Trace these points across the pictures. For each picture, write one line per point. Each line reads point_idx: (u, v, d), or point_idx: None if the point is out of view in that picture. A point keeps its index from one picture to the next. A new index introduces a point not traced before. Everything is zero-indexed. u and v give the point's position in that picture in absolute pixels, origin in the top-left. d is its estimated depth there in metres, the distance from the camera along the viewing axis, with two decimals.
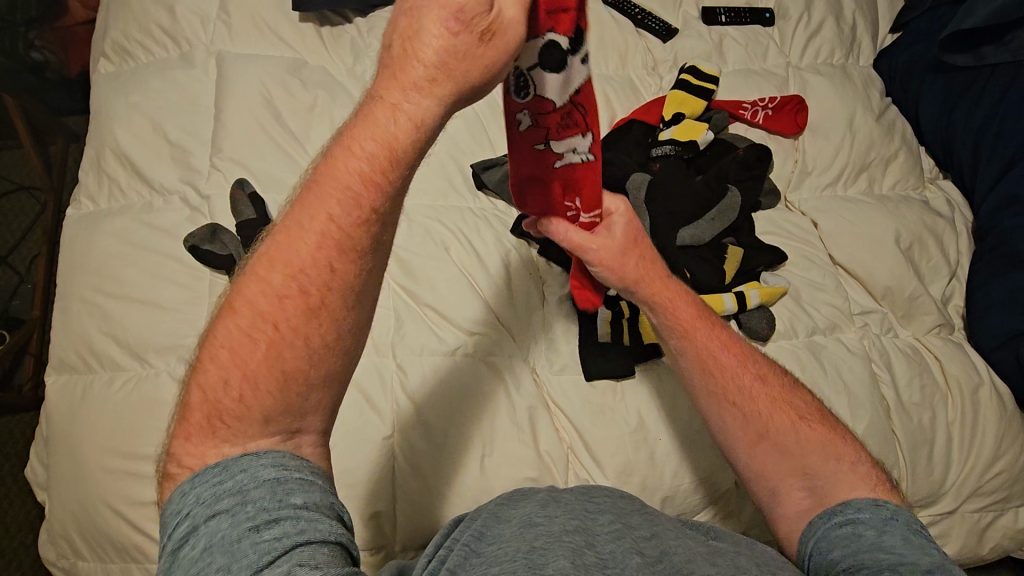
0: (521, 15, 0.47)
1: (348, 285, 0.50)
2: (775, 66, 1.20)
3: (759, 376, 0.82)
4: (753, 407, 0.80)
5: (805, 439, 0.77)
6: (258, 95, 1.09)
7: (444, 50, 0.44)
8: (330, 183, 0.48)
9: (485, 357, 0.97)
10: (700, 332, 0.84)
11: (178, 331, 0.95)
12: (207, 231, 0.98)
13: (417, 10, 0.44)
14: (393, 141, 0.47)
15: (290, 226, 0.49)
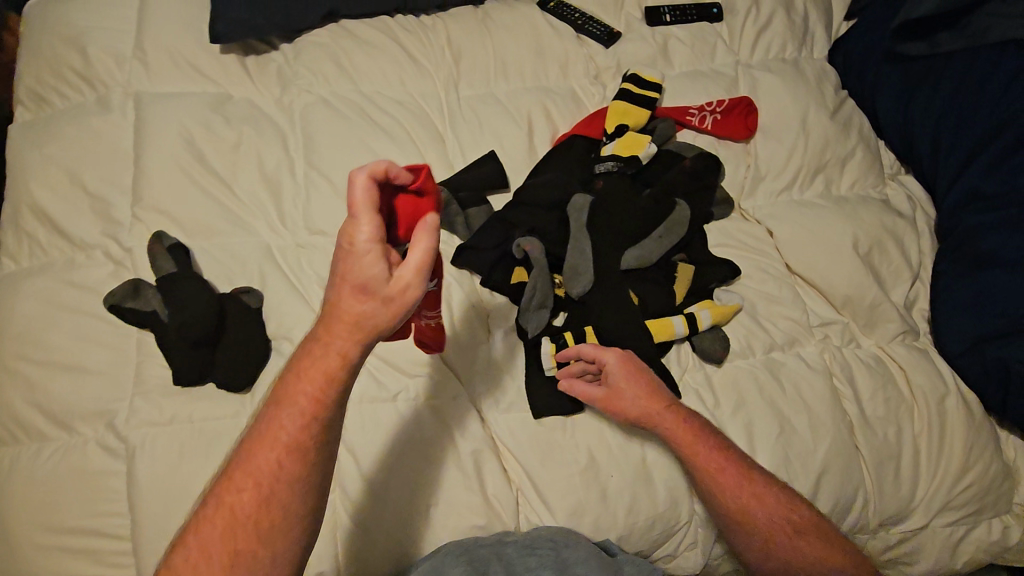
0: (417, 274, 0.58)
1: (298, 478, 0.61)
2: (723, 66, 1.14)
3: (755, 493, 0.83)
4: (748, 518, 0.83)
5: (801, 554, 0.81)
6: (179, 139, 1.05)
7: (359, 315, 0.58)
8: (286, 400, 0.61)
9: (428, 400, 0.93)
10: (700, 455, 0.85)
11: (106, 396, 0.92)
12: (129, 287, 0.94)
13: (342, 290, 0.58)
14: (331, 367, 0.60)
15: (255, 436, 0.62)
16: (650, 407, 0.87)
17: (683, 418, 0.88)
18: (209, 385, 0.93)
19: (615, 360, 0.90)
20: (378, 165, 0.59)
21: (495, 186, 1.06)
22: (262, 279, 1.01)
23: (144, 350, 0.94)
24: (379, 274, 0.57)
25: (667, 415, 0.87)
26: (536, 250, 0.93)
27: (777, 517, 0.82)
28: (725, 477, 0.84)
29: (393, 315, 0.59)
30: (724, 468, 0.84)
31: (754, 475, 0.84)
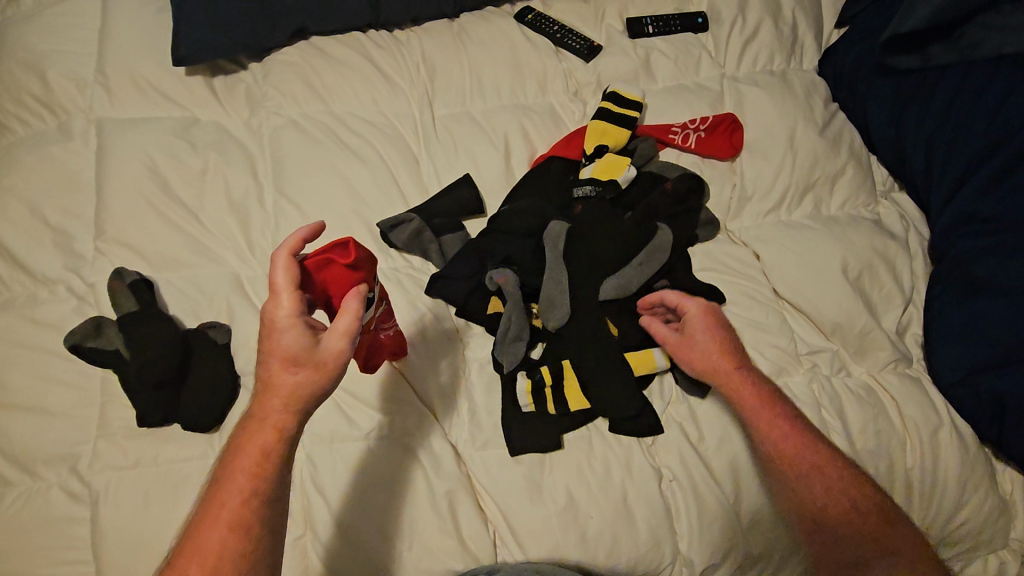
0: (342, 341, 0.66)
1: (244, 556, 0.62)
2: (708, 79, 1.09)
3: (818, 465, 0.80)
4: (806, 488, 0.80)
5: (853, 530, 0.77)
6: (142, 167, 1.01)
7: (293, 384, 0.65)
8: (228, 479, 0.64)
9: (401, 438, 0.90)
10: (763, 418, 0.83)
11: (69, 439, 0.89)
12: (90, 326, 0.91)
13: (274, 365, 0.65)
14: (269, 439, 0.65)
15: (199, 520, 0.63)
16: (717, 361, 0.86)
17: (753, 380, 0.86)
18: (174, 426, 0.91)
19: (695, 312, 0.89)
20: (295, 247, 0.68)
21: (470, 211, 1.02)
22: (229, 312, 0.97)
23: (109, 391, 0.92)
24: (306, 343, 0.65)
25: (734, 371, 0.85)
26: (511, 282, 0.90)
27: (837, 492, 0.79)
28: (789, 445, 0.81)
29: (325, 380, 0.66)
30: (790, 433, 0.82)
31: (821, 447, 0.82)
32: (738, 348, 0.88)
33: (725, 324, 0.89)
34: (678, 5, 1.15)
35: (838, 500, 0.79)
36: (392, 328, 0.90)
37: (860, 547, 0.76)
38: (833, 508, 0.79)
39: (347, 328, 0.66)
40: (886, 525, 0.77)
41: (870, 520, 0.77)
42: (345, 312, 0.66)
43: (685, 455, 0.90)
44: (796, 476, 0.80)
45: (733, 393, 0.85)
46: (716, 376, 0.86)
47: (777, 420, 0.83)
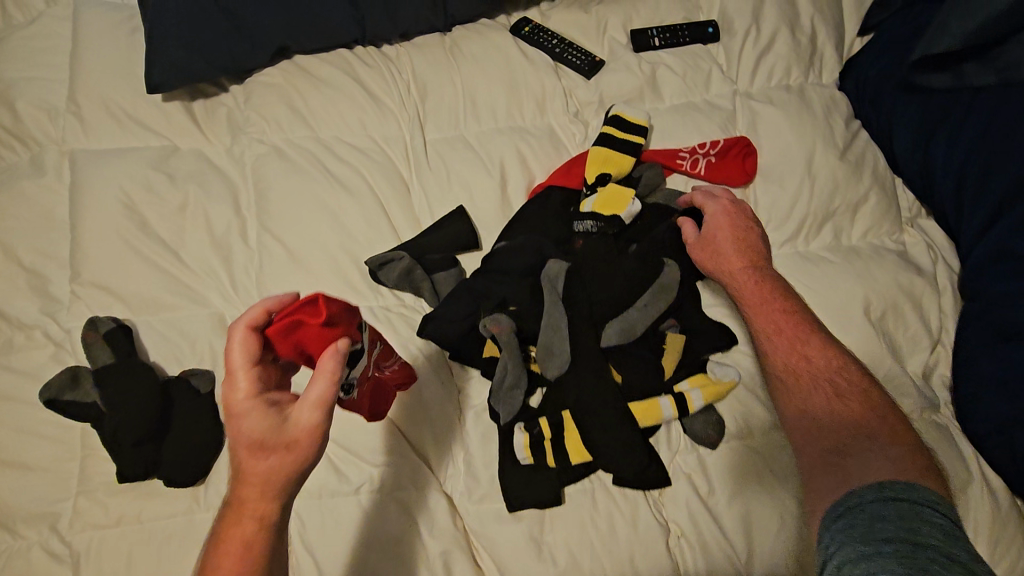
0: (314, 414, 0.60)
1: None
2: (719, 96, 1.01)
3: (814, 356, 0.79)
4: (798, 371, 0.78)
5: (841, 418, 0.73)
6: (118, 203, 0.96)
7: (264, 471, 0.59)
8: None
9: (393, 493, 0.86)
10: (766, 307, 0.84)
11: (49, 495, 0.86)
12: (67, 378, 0.86)
13: (241, 456, 0.60)
14: (248, 537, 0.58)
15: None
16: (728, 256, 0.88)
17: (764, 277, 0.86)
18: (156, 480, 0.87)
19: (717, 204, 0.91)
20: (253, 319, 0.63)
21: (464, 246, 0.96)
22: (212, 356, 0.93)
23: (90, 444, 0.89)
24: (273, 424, 0.59)
25: (744, 269, 0.87)
26: (506, 330, 0.84)
27: (832, 383, 0.76)
28: (786, 334, 0.81)
29: (301, 459, 0.59)
30: (791, 324, 0.81)
31: (821, 340, 0.80)
32: (756, 248, 0.89)
33: (748, 222, 0.90)
34: (686, 13, 1.07)
35: (828, 388, 0.76)
36: (394, 364, 0.83)
37: (841, 431, 0.72)
38: (818, 392, 0.76)
39: (319, 396, 0.60)
40: (873, 414, 0.73)
41: (855, 406, 0.74)
42: (315, 381, 0.61)
43: (694, 510, 0.85)
44: (787, 360, 0.79)
45: (738, 285, 0.86)
46: (725, 268, 0.87)
47: (778, 308, 0.83)
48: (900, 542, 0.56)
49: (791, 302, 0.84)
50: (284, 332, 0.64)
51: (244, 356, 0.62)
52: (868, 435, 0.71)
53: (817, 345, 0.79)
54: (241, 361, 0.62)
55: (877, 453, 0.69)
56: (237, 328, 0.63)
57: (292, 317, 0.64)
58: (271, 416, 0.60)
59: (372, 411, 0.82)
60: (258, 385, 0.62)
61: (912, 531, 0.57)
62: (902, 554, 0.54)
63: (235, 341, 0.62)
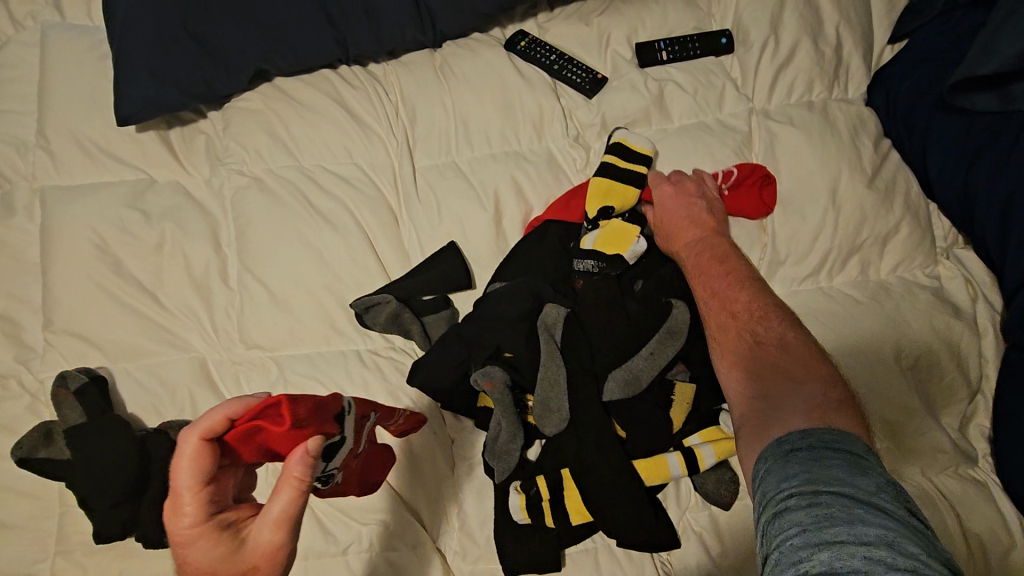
0: (274, 534, 0.57)
1: None
2: (733, 116, 0.93)
3: (741, 307, 0.72)
4: (724, 327, 0.72)
5: (764, 364, 0.65)
6: (91, 245, 0.91)
7: None
8: None
9: (383, 554, 0.80)
10: (702, 270, 0.79)
11: (24, 557, 0.82)
12: (39, 435, 0.82)
13: None
14: None
15: None
16: (677, 231, 0.84)
17: (706, 243, 0.81)
18: (135, 540, 0.82)
19: (661, 183, 0.88)
20: (205, 430, 0.58)
21: (455, 285, 0.89)
22: (193, 406, 0.88)
23: (67, 500, 0.84)
24: (229, 550, 0.56)
25: (687, 240, 0.83)
26: (499, 386, 0.78)
27: (757, 331, 0.69)
28: (717, 291, 0.76)
29: None
30: (721, 282, 0.76)
31: (751, 292, 0.73)
32: (702, 215, 0.84)
33: (696, 192, 0.86)
34: (697, 23, 0.98)
35: (750, 336, 0.69)
36: (396, 419, 0.80)
37: (757, 380, 0.64)
38: (738, 345, 0.69)
39: (279, 513, 0.57)
40: (795, 359, 0.65)
41: (774, 353, 0.66)
42: (276, 496, 0.57)
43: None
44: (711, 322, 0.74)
45: (686, 258, 0.82)
46: (672, 242, 0.84)
47: (711, 269, 0.78)
48: (803, 489, 0.48)
49: (729, 261, 0.78)
50: (242, 440, 0.60)
51: (192, 474, 0.57)
52: (786, 377, 0.62)
53: (744, 297, 0.73)
54: (189, 479, 0.57)
55: (788, 395, 0.60)
56: (187, 440, 0.58)
57: (251, 424, 0.60)
58: (225, 542, 0.56)
59: (362, 485, 0.76)
60: (207, 507, 0.57)
61: (810, 476, 0.49)
62: (804, 505, 0.47)
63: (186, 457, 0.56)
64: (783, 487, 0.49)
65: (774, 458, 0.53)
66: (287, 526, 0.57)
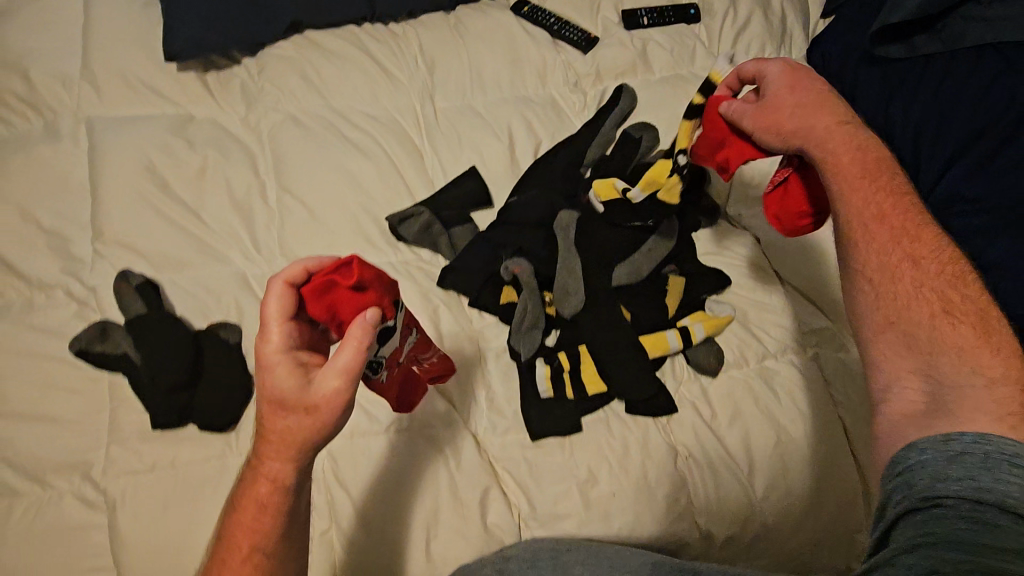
0: (337, 383, 0.66)
1: (270, 550, 0.70)
2: (704, 69, 1.13)
3: (908, 254, 0.66)
4: (886, 275, 0.67)
5: (939, 336, 0.62)
6: (139, 166, 0.98)
7: (287, 428, 0.67)
8: (246, 504, 0.71)
9: (421, 429, 0.91)
10: (854, 193, 0.70)
11: (81, 445, 0.87)
12: (96, 330, 0.90)
13: (265, 409, 0.68)
14: (277, 475, 0.70)
15: (228, 543, 0.71)
16: (816, 132, 0.74)
17: (857, 162, 0.72)
18: (189, 427, 0.90)
19: (780, 80, 0.79)
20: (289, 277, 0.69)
21: (477, 203, 1.03)
22: (238, 310, 0.96)
23: (119, 397, 0.90)
24: (298, 387, 0.67)
25: (847, 158, 0.72)
26: (526, 271, 0.93)
27: (929, 291, 0.64)
28: (875, 224, 0.69)
29: (317, 420, 0.67)
30: (888, 214, 0.69)
31: (920, 237, 0.67)
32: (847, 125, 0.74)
33: (832, 103, 0.76)
34: None
35: (921, 296, 0.64)
36: (433, 357, 0.88)
37: (936, 356, 0.61)
38: (905, 299, 0.65)
39: (345, 365, 0.66)
40: (986, 347, 0.60)
41: (955, 327, 0.62)
42: (344, 351, 0.67)
43: (700, 433, 0.94)
44: (883, 269, 0.67)
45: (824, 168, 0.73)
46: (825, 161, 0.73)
47: (882, 207, 0.69)
48: (961, 494, 0.51)
49: (899, 206, 0.69)
50: (317, 291, 0.71)
51: (279, 309, 0.69)
52: (976, 368, 0.59)
53: (915, 243, 0.67)
54: (275, 313, 0.69)
55: (983, 387, 0.58)
56: (275, 282, 0.70)
57: (325, 279, 0.71)
58: (297, 376, 0.67)
59: (399, 399, 0.87)
60: (288, 341, 0.68)
61: (977, 484, 0.51)
62: (961, 510, 0.50)
63: (273, 294, 0.68)
64: (938, 486, 0.52)
65: (929, 451, 0.55)
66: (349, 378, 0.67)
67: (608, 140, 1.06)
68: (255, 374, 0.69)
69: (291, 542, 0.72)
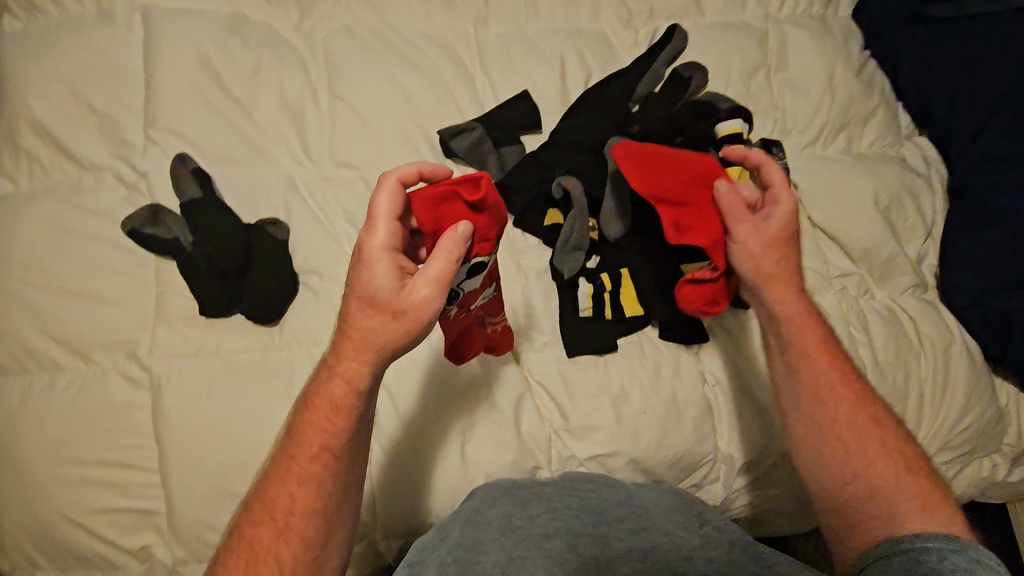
0: (430, 290, 0.65)
1: (338, 449, 0.68)
2: (754, 18, 1.16)
3: (850, 398, 0.81)
4: (828, 411, 0.81)
5: (868, 463, 0.78)
6: (194, 60, 0.98)
7: (371, 329, 0.66)
8: (319, 402, 0.68)
9: None
10: (807, 336, 0.83)
11: (126, 326, 0.88)
12: (148, 214, 0.91)
13: (354, 306, 0.67)
14: (354, 378, 0.68)
15: (296, 440, 0.68)
16: (783, 282, 0.83)
17: (812, 323, 0.83)
18: (236, 317, 0.91)
19: (780, 217, 0.84)
20: (403, 177, 0.69)
21: (527, 126, 1.04)
22: (286, 210, 0.96)
23: (164, 280, 0.90)
24: (395, 288, 0.66)
25: (798, 315, 0.83)
26: (577, 190, 0.95)
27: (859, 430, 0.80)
28: (820, 368, 0.82)
29: (403, 326, 0.66)
30: (828, 374, 0.82)
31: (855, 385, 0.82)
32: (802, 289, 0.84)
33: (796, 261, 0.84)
34: None
35: (850, 434, 0.79)
36: (498, 321, 0.87)
37: (871, 478, 0.77)
38: (839, 434, 0.79)
39: (438, 272, 0.65)
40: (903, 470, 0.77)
41: (877, 460, 0.78)
42: (438, 258, 0.66)
43: (729, 362, 0.97)
44: (844, 437, 0.80)
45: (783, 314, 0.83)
46: (801, 343, 0.82)
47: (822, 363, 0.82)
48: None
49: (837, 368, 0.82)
50: (433, 199, 0.70)
51: (388, 207, 0.68)
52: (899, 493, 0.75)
53: (847, 394, 0.81)
54: (385, 211, 0.68)
55: (909, 495, 0.75)
56: (388, 180, 0.69)
57: (446, 189, 0.70)
58: (393, 277, 0.67)
59: (455, 349, 0.84)
60: (392, 240, 0.67)
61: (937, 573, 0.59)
62: None
63: (386, 188, 0.67)
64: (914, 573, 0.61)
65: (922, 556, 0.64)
66: (441, 287, 0.66)
67: (657, 77, 1.08)
68: (352, 267, 0.68)
69: (360, 440, 0.70)
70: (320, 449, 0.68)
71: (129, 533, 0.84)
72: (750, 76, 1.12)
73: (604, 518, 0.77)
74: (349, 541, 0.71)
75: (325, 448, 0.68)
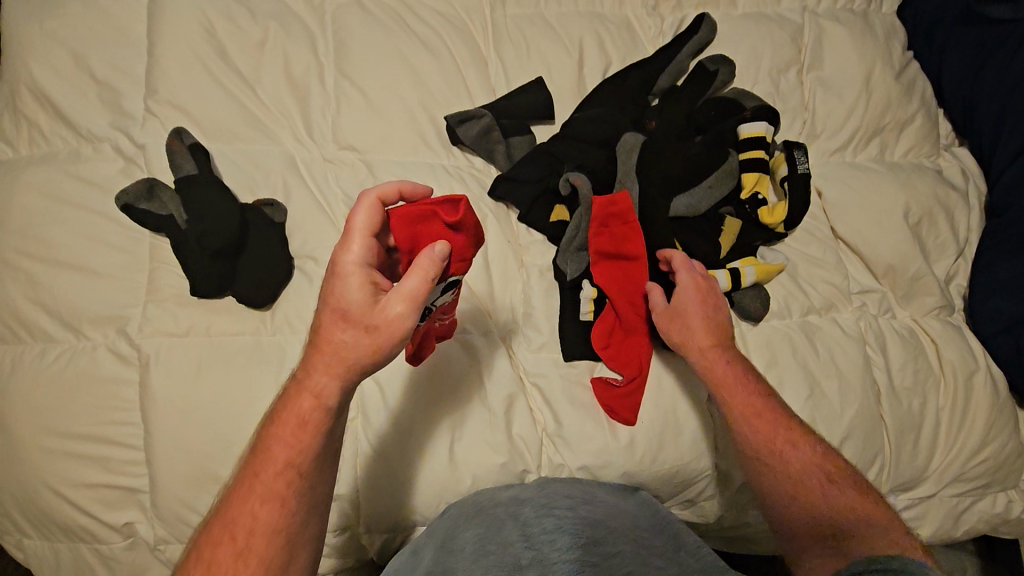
0: (405, 311, 0.63)
1: (305, 466, 0.66)
2: (790, 11, 1.08)
3: (789, 436, 0.80)
4: (776, 455, 0.79)
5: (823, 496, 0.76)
6: (198, 29, 0.95)
7: (343, 345, 0.65)
8: (286, 419, 0.67)
9: (457, 334, 0.89)
10: (737, 392, 0.82)
11: (116, 301, 0.87)
12: (144, 186, 0.89)
13: (326, 320, 0.66)
14: (324, 394, 0.66)
15: (261, 455, 0.66)
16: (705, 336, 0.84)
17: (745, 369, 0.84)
18: (227, 299, 0.89)
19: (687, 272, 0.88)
20: (383, 193, 0.66)
21: (539, 116, 1.00)
22: (285, 191, 0.94)
23: (158, 257, 0.89)
24: (369, 305, 0.64)
25: (725, 365, 0.83)
26: (585, 186, 0.92)
27: (807, 464, 0.79)
28: (758, 417, 0.81)
29: (374, 344, 0.64)
30: (767, 420, 0.81)
31: (795, 427, 0.81)
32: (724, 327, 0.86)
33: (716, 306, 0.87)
34: None
35: (798, 466, 0.79)
36: (447, 318, 0.82)
37: (837, 515, 0.74)
38: (786, 475, 0.78)
39: (412, 292, 0.62)
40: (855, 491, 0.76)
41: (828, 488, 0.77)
42: (413, 277, 0.63)
43: None
44: (802, 495, 0.77)
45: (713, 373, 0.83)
46: (756, 451, 0.81)
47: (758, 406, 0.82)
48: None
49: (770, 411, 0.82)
50: (411, 217, 0.68)
51: (366, 221, 0.64)
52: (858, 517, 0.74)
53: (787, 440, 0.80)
54: (363, 224, 0.64)
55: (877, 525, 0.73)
56: (368, 196, 0.65)
57: (425, 208, 0.68)
58: (366, 293, 0.64)
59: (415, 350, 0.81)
60: (368, 255, 0.65)
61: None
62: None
63: (364, 204, 0.63)
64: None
65: None
66: (416, 308, 0.63)
67: (681, 70, 1.03)
68: (326, 279, 0.66)
69: (328, 454, 0.69)
70: (286, 468, 0.66)
71: (112, 509, 0.84)
72: (781, 73, 1.05)
73: (579, 539, 0.71)
74: (315, 557, 0.69)
75: (291, 465, 0.66)
